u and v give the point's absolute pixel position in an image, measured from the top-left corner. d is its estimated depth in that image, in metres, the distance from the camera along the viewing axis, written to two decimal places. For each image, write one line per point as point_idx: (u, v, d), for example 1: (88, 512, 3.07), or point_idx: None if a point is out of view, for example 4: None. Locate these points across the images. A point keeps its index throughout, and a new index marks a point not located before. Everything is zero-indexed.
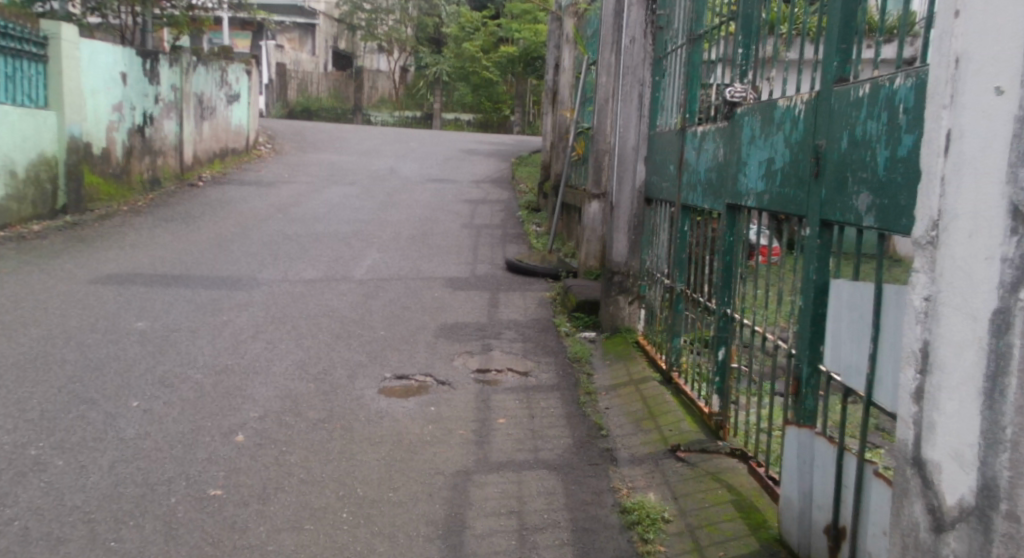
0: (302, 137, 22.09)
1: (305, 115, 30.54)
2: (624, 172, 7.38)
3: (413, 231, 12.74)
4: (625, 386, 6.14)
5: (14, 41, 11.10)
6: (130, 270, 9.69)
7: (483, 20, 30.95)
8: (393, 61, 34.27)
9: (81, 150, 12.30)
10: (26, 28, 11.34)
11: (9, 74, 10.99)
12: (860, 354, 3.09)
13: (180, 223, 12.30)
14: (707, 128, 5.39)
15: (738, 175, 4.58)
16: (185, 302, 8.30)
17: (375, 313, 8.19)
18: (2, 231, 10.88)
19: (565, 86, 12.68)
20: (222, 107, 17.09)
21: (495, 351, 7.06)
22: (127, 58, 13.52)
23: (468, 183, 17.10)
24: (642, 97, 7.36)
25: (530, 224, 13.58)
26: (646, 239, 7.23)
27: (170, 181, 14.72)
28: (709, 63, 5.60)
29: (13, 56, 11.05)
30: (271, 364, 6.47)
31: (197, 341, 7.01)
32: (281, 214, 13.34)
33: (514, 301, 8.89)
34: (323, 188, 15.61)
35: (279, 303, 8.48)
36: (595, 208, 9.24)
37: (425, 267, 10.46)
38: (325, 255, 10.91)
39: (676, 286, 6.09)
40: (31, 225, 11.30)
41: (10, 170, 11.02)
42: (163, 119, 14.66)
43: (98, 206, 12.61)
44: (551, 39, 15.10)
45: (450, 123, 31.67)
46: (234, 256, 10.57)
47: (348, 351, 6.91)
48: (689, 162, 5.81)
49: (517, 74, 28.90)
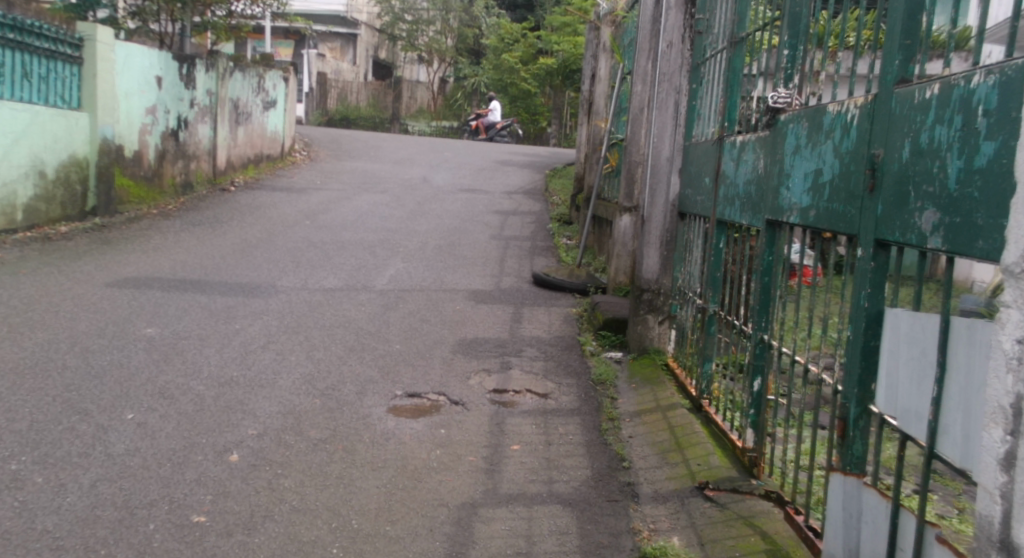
0: (338, 144, 21.87)
1: (342, 124, 30.39)
2: (657, 185, 6.98)
3: (440, 241, 12.40)
4: (651, 413, 5.73)
5: (48, 42, 10.89)
6: (149, 273, 9.41)
7: (523, 32, 30.72)
8: (432, 72, 34.05)
9: (114, 153, 12.04)
10: (61, 29, 11.11)
11: (42, 75, 10.79)
12: (920, 398, 2.70)
13: (205, 227, 12.04)
14: (746, 138, 4.99)
15: (780, 188, 4.16)
16: (199, 308, 7.99)
17: (394, 326, 7.83)
18: (28, 232, 10.69)
19: (600, 96, 12.29)
20: (257, 112, 16.87)
21: (515, 371, 6.67)
22: (164, 61, 13.27)
23: (500, 194, 16.75)
24: (678, 106, 6.98)
25: (560, 237, 13.20)
26: (678, 256, 6.82)
27: (202, 185, 14.48)
28: (751, 69, 5.20)
29: (46, 57, 10.86)
30: (279, 377, 6.12)
31: (206, 351, 6.68)
32: (309, 220, 13.05)
33: (539, 316, 8.51)
34: (354, 195, 15.33)
35: (296, 312, 8.15)
36: (626, 222, 8.84)
37: (450, 279, 10.10)
38: (349, 264, 10.58)
39: (709, 307, 5.68)
40: (57, 226, 11.10)
41: (38, 171, 10.82)
42: (198, 123, 14.43)
43: (128, 209, 12.37)
44: (588, 47, 14.72)
45: (487, 134, 31.34)
46: (256, 262, 10.27)
47: (361, 366, 6.54)
48: (727, 174, 5.39)
49: (555, 85, 29.01)
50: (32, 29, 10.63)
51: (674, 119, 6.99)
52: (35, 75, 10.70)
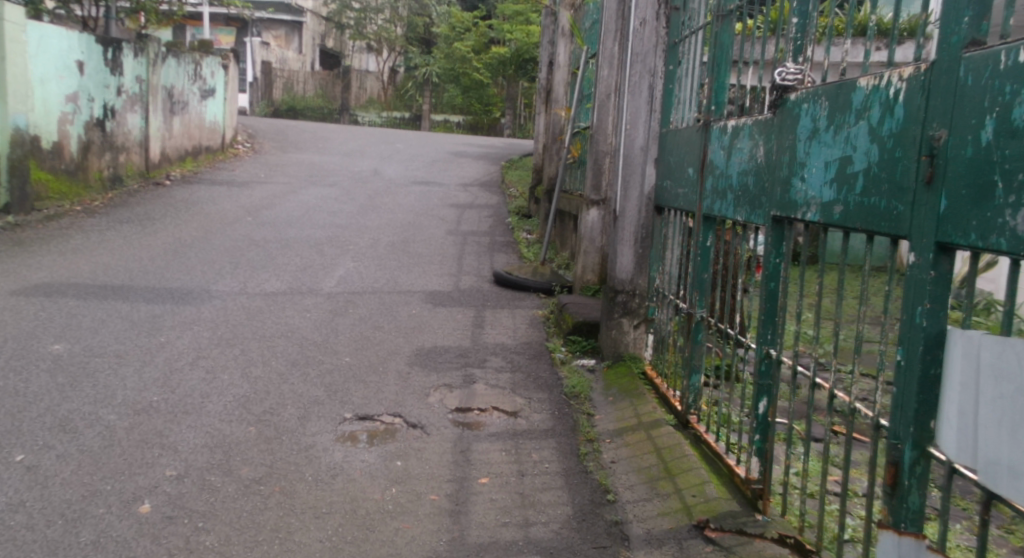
0: (285, 136, 20.99)
1: (290, 115, 29.46)
2: (630, 176, 6.38)
3: (393, 237, 11.71)
4: (634, 431, 5.11)
5: None
6: (66, 278, 8.64)
7: (473, 20, 30.07)
8: (382, 62, 33.20)
9: (28, 144, 11.17)
10: None
11: None
12: (1015, 450, 2.35)
13: (134, 225, 11.25)
14: (741, 122, 4.40)
15: (789, 178, 3.58)
16: (120, 318, 7.27)
17: (342, 334, 7.15)
18: None
19: (560, 84, 11.65)
20: (195, 102, 16.00)
21: (479, 385, 6.00)
22: (86, 44, 12.39)
23: (455, 186, 16.08)
24: (652, 89, 6.36)
25: (520, 231, 12.57)
26: (656, 254, 6.26)
27: (133, 179, 13.66)
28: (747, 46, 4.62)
29: None
30: (207, 403, 5.44)
31: (122, 370, 5.96)
32: (251, 217, 12.29)
33: (503, 319, 7.88)
34: (301, 189, 14.58)
35: (231, 320, 7.44)
36: (593, 216, 8.24)
37: (404, 279, 9.43)
38: (293, 264, 9.87)
39: (694, 313, 5.09)
40: None
41: None
42: (127, 113, 13.56)
43: (47, 205, 11.51)
44: (545, 33, 14.08)
45: (439, 125, 30.63)
46: (190, 264, 9.53)
47: (303, 384, 5.87)
48: (716, 164, 4.81)
49: (507, 75, 28.69)
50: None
51: (648, 105, 6.37)
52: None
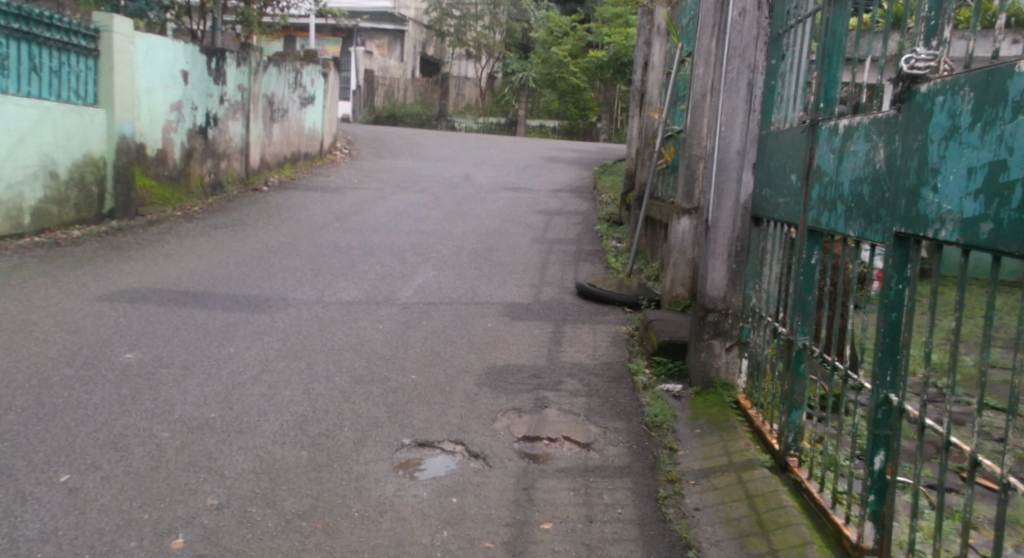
0: (381, 142, 20.79)
1: (389, 122, 29.39)
2: (724, 184, 5.85)
3: (478, 245, 11.26)
4: (722, 473, 4.55)
5: (60, 33, 9.95)
6: (150, 284, 8.40)
7: (572, 24, 29.59)
8: (481, 68, 32.91)
9: (133, 152, 11.05)
10: (74, 19, 10.16)
11: (53, 68, 9.88)
12: None
13: (226, 231, 11.06)
14: (855, 122, 3.83)
15: (917, 185, 2.97)
16: (194, 327, 6.93)
17: (413, 349, 6.68)
18: (36, 236, 9.76)
19: (653, 84, 11.03)
20: (295, 110, 15.88)
21: (551, 411, 5.46)
22: (190, 54, 12.26)
23: (545, 192, 15.56)
24: (751, 87, 5.80)
25: (609, 239, 12.00)
26: (751, 269, 5.67)
27: (233, 186, 13.53)
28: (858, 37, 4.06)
29: (58, 49, 9.93)
30: (263, 421, 4.94)
31: (186, 382, 5.52)
32: (339, 222, 11.99)
33: (582, 336, 7.33)
34: (390, 194, 14.26)
35: (304, 331, 7.05)
36: (684, 225, 7.67)
37: (484, 289, 8.94)
38: (374, 272, 9.46)
39: (795, 341, 4.56)
40: (70, 231, 10.14)
41: (49, 171, 9.89)
42: (229, 120, 13.46)
43: (151, 211, 11.38)
44: (640, 34, 13.47)
45: (535, 130, 30.15)
46: (271, 271, 9.21)
47: (365, 403, 5.38)
48: (824, 170, 4.24)
49: (604, 79, 28.09)
50: (41, 18, 9.68)
51: (747, 105, 5.79)
52: (44, 69, 9.77)
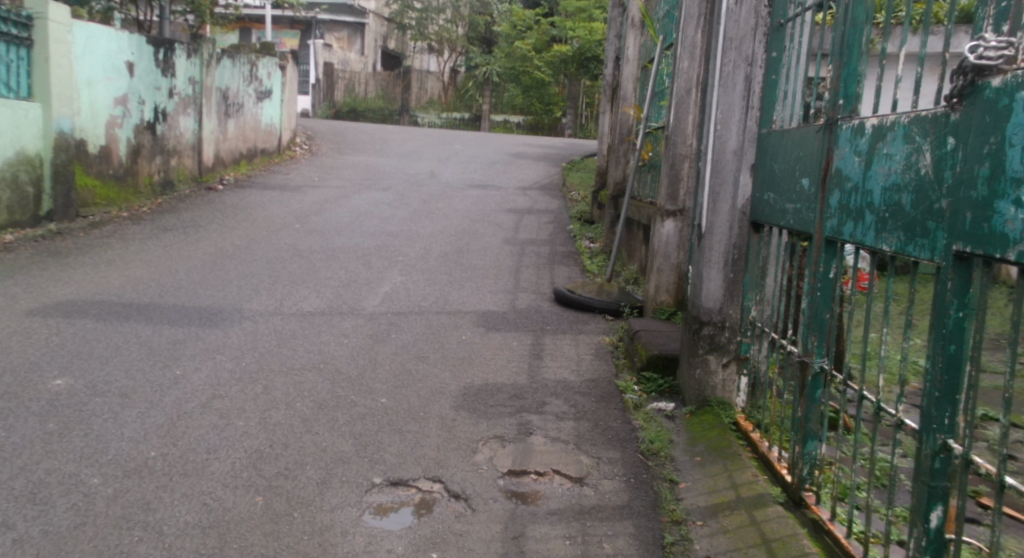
0: (343, 138, 20.15)
1: (351, 117, 28.72)
2: (720, 187, 5.35)
3: (446, 247, 10.74)
4: (732, 513, 4.15)
5: None
6: (90, 295, 7.79)
7: (536, 18, 29.08)
8: (443, 62, 32.30)
9: (73, 148, 10.40)
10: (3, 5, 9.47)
11: None
12: None
13: (177, 234, 10.44)
14: (887, 120, 3.38)
15: (991, 196, 2.66)
16: (136, 345, 6.35)
17: (380, 367, 6.16)
18: None
19: (628, 80, 10.56)
20: (251, 104, 15.23)
21: (536, 439, 4.99)
22: (136, 45, 11.61)
23: (513, 189, 15.08)
24: (750, 82, 5.27)
25: (582, 239, 11.55)
26: (751, 280, 5.22)
27: (185, 184, 12.89)
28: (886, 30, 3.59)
29: None
30: (211, 461, 4.42)
31: (123, 415, 4.96)
32: (299, 224, 11.42)
33: (563, 348, 6.86)
34: (353, 193, 13.68)
35: (259, 348, 6.50)
36: (668, 228, 7.18)
37: (454, 296, 8.44)
38: (336, 279, 8.91)
39: (809, 363, 4.11)
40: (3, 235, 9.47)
41: None
42: (180, 115, 12.82)
43: (93, 212, 10.72)
44: (610, 26, 12.97)
45: (500, 125, 29.64)
46: (225, 279, 8.63)
47: (328, 435, 4.87)
48: (847, 175, 3.77)
49: (569, 74, 27.67)
50: None
51: (744, 100, 5.29)
52: None
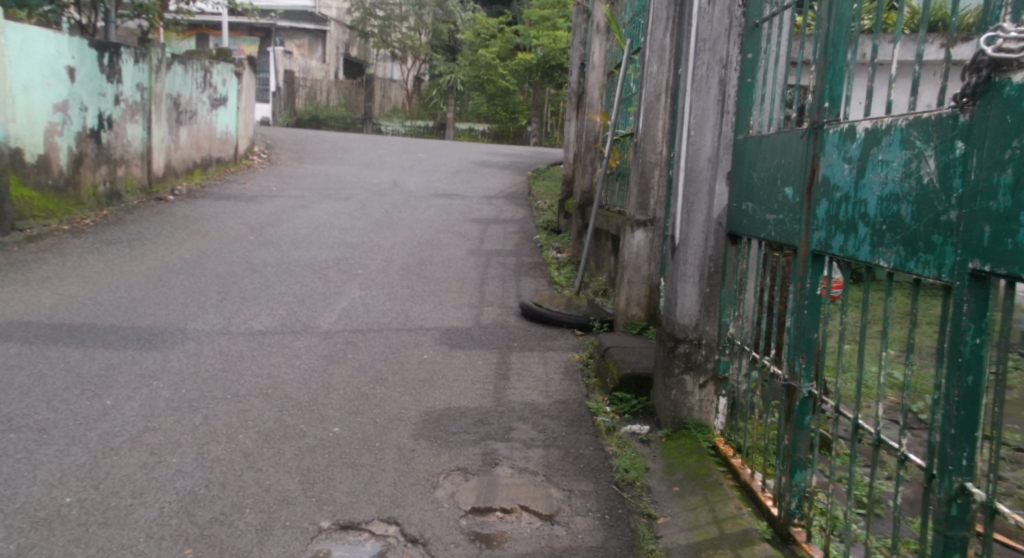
0: (304, 146, 19.71)
1: (312, 125, 28.27)
2: (694, 196, 5.03)
3: (408, 259, 10.38)
4: (716, 552, 3.86)
5: None
6: (23, 315, 7.38)
7: (500, 26, 28.82)
8: (407, 70, 31.93)
9: (5, 157, 9.87)
10: None
11: None
12: None
13: (123, 247, 10.00)
14: (876, 125, 3.10)
15: (1014, 209, 2.44)
16: (66, 370, 5.95)
17: (334, 390, 5.79)
18: None
19: (594, 86, 10.22)
20: (205, 111, 14.76)
21: (502, 470, 4.67)
22: (77, 49, 11.14)
23: (478, 198, 14.72)
24: (725, 84, 4.93)
25: (549, 249, 11.24)
26: (729, 295, 4.91)
27: (133, 195, 12.43)
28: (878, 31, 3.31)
29: None
30: (136, 507, 4.16)
31: (38, 454, 4.62)
32: (254, 235, 11.01)
33: (530, 366, 6.52)
34: (312, 203, 13.29)
35: (204, 370, 6.12)
36: (638, 239, 6.86)
37: (415, 312, 8.07)
38: (290, 294, 8.51)
39: (797, 387, 3.78)
40: None
41: None
42: (127, 123, 12.33)
43: (29, 224, 10.25)
44: (575, 31, 12.64)
45: (464, 134, 29.43)
46: (171, 296, 8.23)
47: (272, 471, 4.52)
48: (836, 184, 3.45)
49: (534, 82, 27.44)
50: None
51: (719, 104, 4.96)
52: None
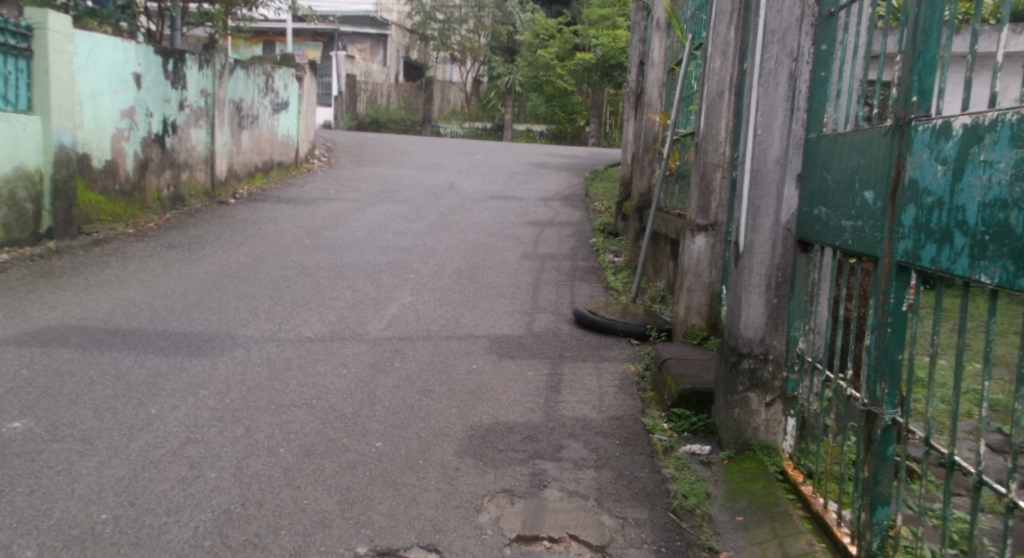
0: (362, 149, 19.59)
1: (373, 128, 28.17)
2: (761, 200, 4.65)
3: (462, 263, 10.11)
4: None
5: None
6: (75, 320, 7.21)
7: (559, 26, 28.53)
8: (466, 72, 31.79)
9: (75, 163, 9.81)
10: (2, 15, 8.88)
11: None
12: None
13: (180, 251, 9.85)
14: (978, 121, 2.80)
15: None
16: (112, 378, 5.73)
17: (381, 402, 5.51)
18: None
19: (654, 85, 9.85)
20: (266, 116, 14.66)
21: (551, 493, 4.36)
22: (143, 56, 11.05)
23: (534, 201, 14.42)
24: (795, 80, 4.55)
25: (605, 253, 10.89)
26: (798, 307, 4.54)
27: (197, 199, 12.33)
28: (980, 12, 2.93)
29: None
30: (171, 526, 3.89)
31: (78, 467, 4.37)
32: (309, 239, 10.82)
33: (584, 378, 6.19)
34: (367, 206, 13.09)
35: (251, 379, 5.87)
36: (699, 244, 6.47)
37: (468, 319, 7.77)
38: (342, 300, 8.27)
39: (878, 414, 3.43)
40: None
41: None
42: (191, 128, 12.25)
43: (97, 228, 10.17)
44: (635, 29, 12.27)
45: (521, 136, 28.41)
46: (224, 300, 8.03)
47: (311, 489, 4.24)
48: (925, 187, 3.10)
49: (593, 83, 27.05)
50: None
51: (789, 100, 4.57)
52: None
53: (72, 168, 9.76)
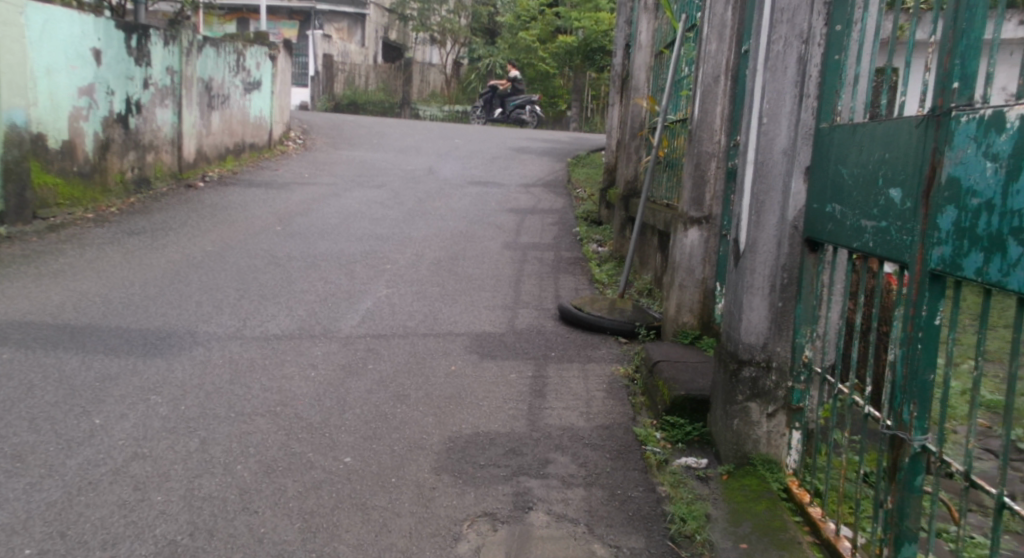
0: (340, 131, 19.08)
1: (350, 109, 27.32)
2: (766, 195, 4.26)
3: (440, 253, 9.69)
4: None
5: None
6: (23, 316, 6.72)
7: (540, 8, 27.98)
8: (445, 54, 31.30)
9: (28, 144, 9.31)
10: None
11: None
12: None
13: (143, 238, 9.37)
14: None
15: None
16: (56, 383, 5.28)
17: (351, 410, 5.10)
18: None
19: (641, 68, 9.42)
20: (237, 96, 14.14)
21: (536, 516, 3.98)
22: (103, 30, 10.53)
23: (515, 186, 14.00)
24: (803, 64, 4.15)
25: (589, 242, 10.50)
26: (806, 311, 4.16)
27: (163, 182, 11.83)
28: None
29: None
30: None
31: (6, 489, 3.94)
32: (281, 226, 10.36)
33: (570, 381, 5.80)
34: (343, 191, 12.62)
35: (210, 384, 5.44)
36: (692, 238, 6.08)
37: (445, 314, 7.37)
38: (312, 293, 7.84)
39: (906, 440, 3.05)
40: None
41: None
42: (156, 107, 11.74)
43: (53, 213, 9.68)
44: (620, 11, 11.84)
45: (502, 119, 28.55)
46: (185, 294, 7.57)
47: (270, 514, 3.84)
48: (968, 187, 2.76)
49: (575, 66, 26.54)
50: None
51: (797, 86, 4.17)
52: None
53: (24, 147, 9.24)
